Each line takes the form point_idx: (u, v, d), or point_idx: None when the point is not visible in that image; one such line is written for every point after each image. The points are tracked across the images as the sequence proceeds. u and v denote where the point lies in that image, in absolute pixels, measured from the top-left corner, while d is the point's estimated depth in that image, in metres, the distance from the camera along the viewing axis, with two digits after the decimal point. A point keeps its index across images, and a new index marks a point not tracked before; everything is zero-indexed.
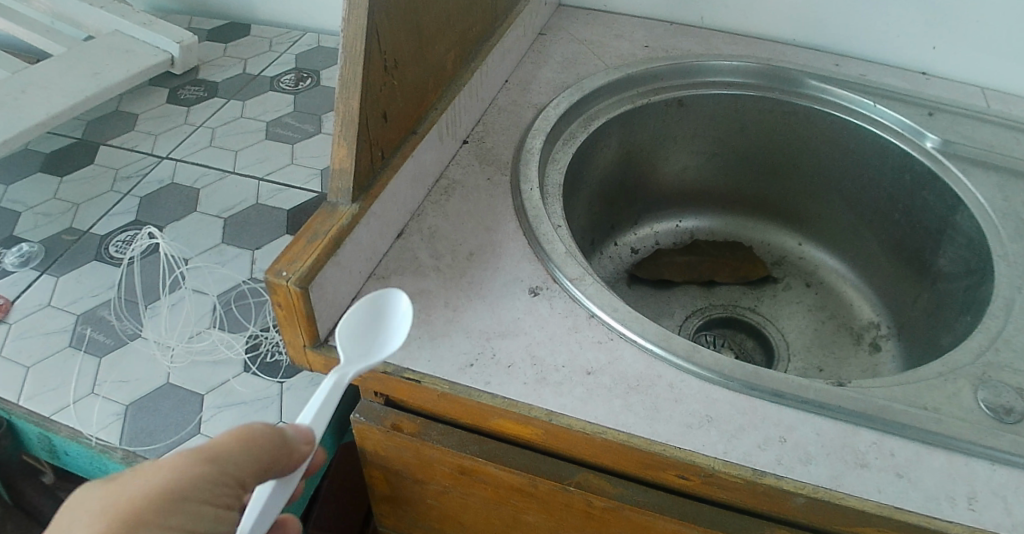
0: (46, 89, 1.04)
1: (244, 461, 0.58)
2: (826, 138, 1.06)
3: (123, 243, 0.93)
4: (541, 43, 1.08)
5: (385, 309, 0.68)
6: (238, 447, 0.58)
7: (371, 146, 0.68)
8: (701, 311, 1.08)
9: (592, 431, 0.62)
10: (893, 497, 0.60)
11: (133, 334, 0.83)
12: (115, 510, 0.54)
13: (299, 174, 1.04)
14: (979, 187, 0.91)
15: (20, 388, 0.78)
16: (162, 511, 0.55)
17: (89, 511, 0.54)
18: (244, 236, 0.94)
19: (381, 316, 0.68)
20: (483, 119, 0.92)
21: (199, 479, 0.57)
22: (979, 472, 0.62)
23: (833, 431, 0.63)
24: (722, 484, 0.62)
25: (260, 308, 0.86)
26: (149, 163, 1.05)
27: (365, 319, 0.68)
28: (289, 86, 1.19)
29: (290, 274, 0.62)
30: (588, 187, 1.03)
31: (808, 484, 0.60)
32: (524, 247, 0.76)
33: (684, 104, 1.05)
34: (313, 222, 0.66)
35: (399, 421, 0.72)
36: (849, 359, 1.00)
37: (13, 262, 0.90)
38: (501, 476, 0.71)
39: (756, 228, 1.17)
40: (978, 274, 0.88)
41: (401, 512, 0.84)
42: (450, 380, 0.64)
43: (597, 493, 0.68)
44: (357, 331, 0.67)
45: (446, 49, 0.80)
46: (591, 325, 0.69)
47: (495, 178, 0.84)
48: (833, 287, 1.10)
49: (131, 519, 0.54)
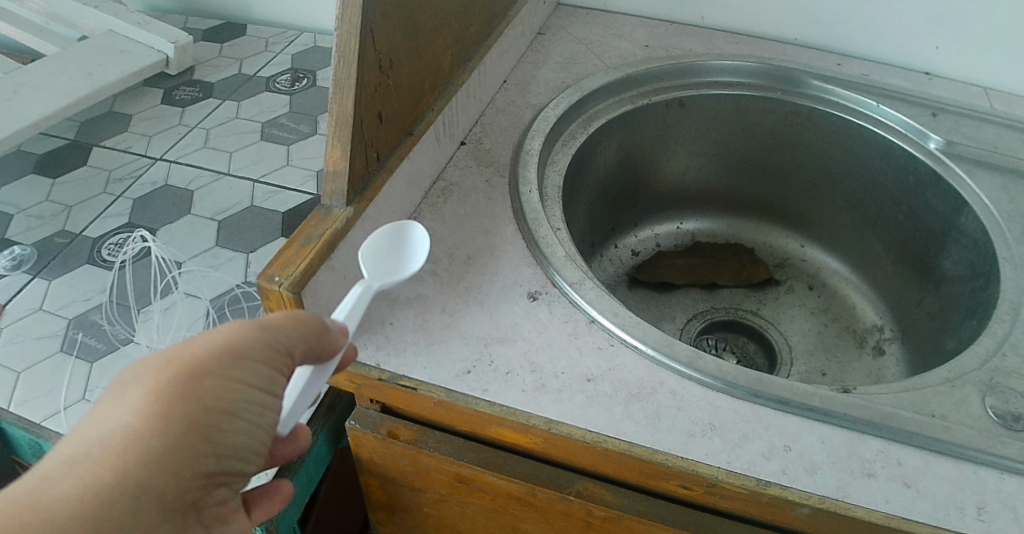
0: (38, 89, 1.03)
1: (294, 335, 0.55)
2: (829, 138, 1.04)
3: (115, 246, 0.92)
4: (539, 43, 1.06)
5: (403, 238, 0.69)
6: (289, 321, 0.55)
7: (365, 148, 0.67)
8: (702, 314, 1.06)
9: (593, 440, 0.60)
10: (900, 507, 0.58)
11: (125, 339, 0.82)
12: (176, 362, 0.52)
13: (295, 176, 1.02)
14: (984, 188, 0.90)
15: (10, 394, 0.76)
16: (213, 371, 0.53)
17: (149, 362, 0.52)
18: (239, 239, 0.93)
19: (400, 243, 0.69)
20: (481, 120, 0.91)
21: (252, 345, 0.54)
22: (987, 481, 0.60)
23: (839, 439, 0.62)
24: (725, 494, 0.60)
25: (255, 312, 0.85)
26: (142, 165, 1.04)
27: (384, 244, 0.68)
28: (284, 86, 1.18)
29: (283, 280, 0.60)
30: (588, 188, 1.01)
31: (813, 494, 0.58)
32: (523, 251, 0.74)
33: (685, 104, 1.04)
34: (306, 225, 0.64)
35: (395, 429, 0.70)
36: (852, 363, 0.99)
37: (4, 266, 0.89)
38: (499, 485, 0.69)
39: (758, 230, 1.16)
40: (984, 277, 0.87)
41: (398, 520, 0.83)
42: (446, 388, 0.63)
43: (597, 502, 0.66)
44: (378, 253, 0.67)
45: (443, 49, 0.79)
46: (590, 331, 0.68)
47: (493, 180, 0.82)
48: (836, 290, 1.09)
49: (191, 371, 0.52)
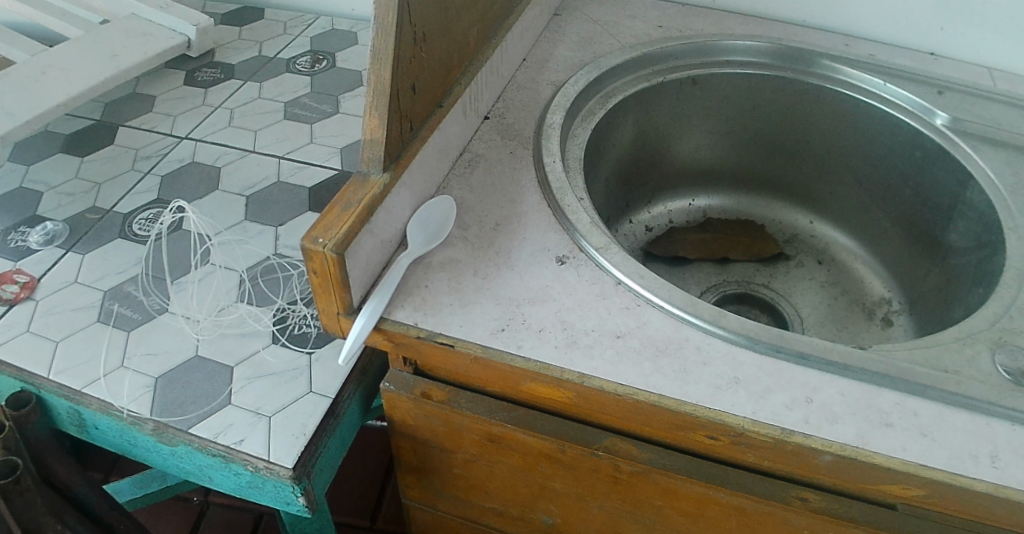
0: (65, 70, 1.04)
1: None
2: (837, 116, 1.07)
3: (146, 221, 0.94)
4: (556, 23, 1.09)
5: (431, 227, 0.74)
6: None
7: (401, 117, 0.69)
8: (716, 287, 1.09)
9: (624, 393, 0.63)
10: (918, 455, 0.61)
11: (160, 308, 0.84)
12: None
13: (319, 153, 1.05)
14: (989, 163, 0.93)
15: (50, 362, 0.78)
16: None
17: None
18: (268, 213, 0.95)
19: (432, 224, 0.74)
20: (503, 96, 0.94)
21: None
22: (999, 430, 0.63)
23: (857, 392, 0.65)
24: (751, 443, 0.63)
25: (288, 282, 0.87)
26: (169, 143, 1.06)
27: (434, 222, 0.75)
28: (305, 67, 1.21)
29: (326, 241, 0.63)
30: (606, 164, 1.04)
31: (835, 442, 0.61)
32: (550, 218, 0.77)
33: (698, 82, 1.07)
34: (346, 191, 0.67)
35: (429, 389, 0.73)
36: (861, 333, 1.02)
37: (38, 241, 0.91)
38: (529, 442, 0.72)
39: (767, 206, 1.19)
40: (989, 248, 0.89)
41: (427, 483, 0.86)
42: (482, 344, 0.66)
43: (625, 457, 0.69)
44: (435, 221, 0.75)
45: (469, 25, 0.81)
46: (617, 292, 0.71)
47: (518, 152, 0.85)
48: (845, 264, 1.12)
49: None
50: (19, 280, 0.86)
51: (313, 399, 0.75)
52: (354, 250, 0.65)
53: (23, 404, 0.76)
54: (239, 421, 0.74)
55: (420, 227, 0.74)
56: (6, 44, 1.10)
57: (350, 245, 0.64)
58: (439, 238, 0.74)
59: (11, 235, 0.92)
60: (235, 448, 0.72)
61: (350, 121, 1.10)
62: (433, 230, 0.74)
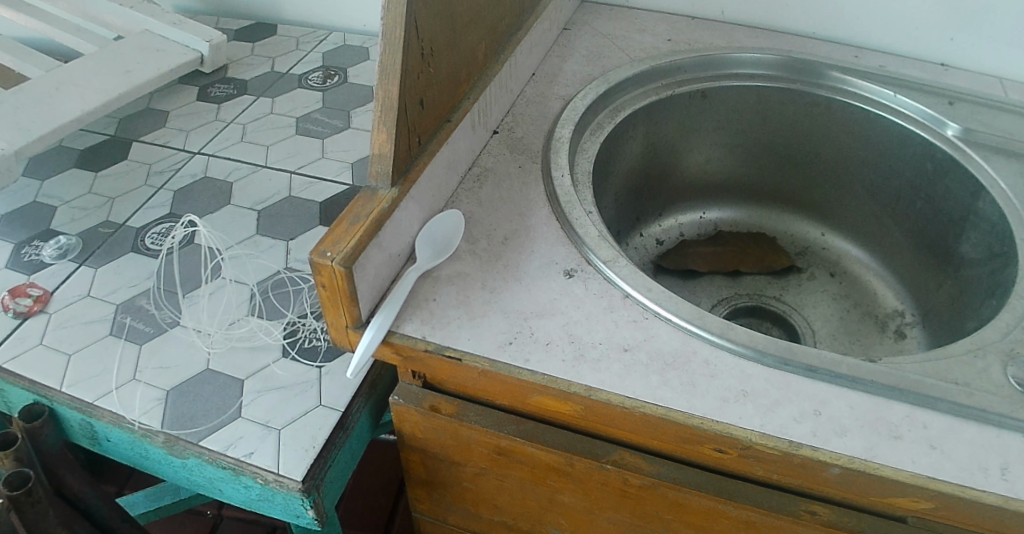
0: (79, 86, 1.06)
1: None
2: (848, 128, 1.06)
3: (159, 235, 0.95)
4: (565, 38, 1.10)
5: (439, 239, 0.75)
6: None
7: (408, 132, 0.70)
8: (727, 300, 1.09)
9: (630, 406, 0.63)
10: (927, 467, 0.60)
11: (172, 321, 0.84)
12: None
13: (330, 168, 1.06)
14: (1001, 174, 0.92)
15: (62, 375, 0.79)
16: None
17: None
18: (279, 227, 0.96)
19: (440, 236, 0.75)
20: (512, 110, 0.94)
21: None
22: (1010, 443, 0.62)
23: (866, 404, 0.64)
24: (759, 457, 0.63)
25: (298, 296, 0.88)
26: (181, 158, 1.08)
27: (442, 234, 0.75)
28: (317, 83, 1.22)
29: (334, 255, 0.63)
30: (616, 176, 1.05)
31: (843, 455, 0.61)
32: (557, 232, 0.77)
33: (706, 95, 1.07)
34: (354, 205, 0.67)
35: (437, 403, 0.73)
36: (873, 345, 1.01)
37: (51, 255, 0.92)
38: (537, 456, 0.72)
39: (779, 219, 1.18)
40: (1001, 259, 0.89)
41: (435, 496, 0.86)
42: (489, 358, 0.66)
43: (633, 470, 0.69)
44: (444, 235, 0.75)
45: (478, 40, 0.82)
46: (625, 305, 0.71)
47: (526, 166, 0.86)
48: (858, 277, 1.11)
49: None
50: (32, 294, 0.87)
51: (322, 413, 0.76)
52: (363, 264, 0.66)
53: (35, 416, 0.77)
54: (249, 434, 0.74)
55: (428, 238, 0.74)
56: (21, 60, 1.12)
57: (358, 260, 0.64)
58: (449, 249, 0.75)
59: (26, 250, 0.93)
60: (245, 460, 0.72)
61: (360, 135, 1.11)
62: (443, 241, 0.75)
